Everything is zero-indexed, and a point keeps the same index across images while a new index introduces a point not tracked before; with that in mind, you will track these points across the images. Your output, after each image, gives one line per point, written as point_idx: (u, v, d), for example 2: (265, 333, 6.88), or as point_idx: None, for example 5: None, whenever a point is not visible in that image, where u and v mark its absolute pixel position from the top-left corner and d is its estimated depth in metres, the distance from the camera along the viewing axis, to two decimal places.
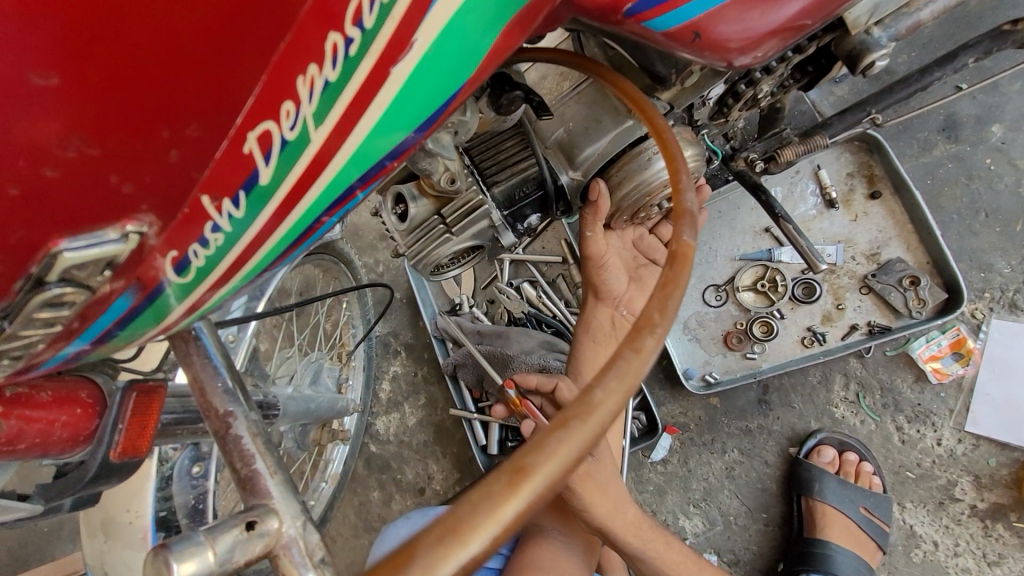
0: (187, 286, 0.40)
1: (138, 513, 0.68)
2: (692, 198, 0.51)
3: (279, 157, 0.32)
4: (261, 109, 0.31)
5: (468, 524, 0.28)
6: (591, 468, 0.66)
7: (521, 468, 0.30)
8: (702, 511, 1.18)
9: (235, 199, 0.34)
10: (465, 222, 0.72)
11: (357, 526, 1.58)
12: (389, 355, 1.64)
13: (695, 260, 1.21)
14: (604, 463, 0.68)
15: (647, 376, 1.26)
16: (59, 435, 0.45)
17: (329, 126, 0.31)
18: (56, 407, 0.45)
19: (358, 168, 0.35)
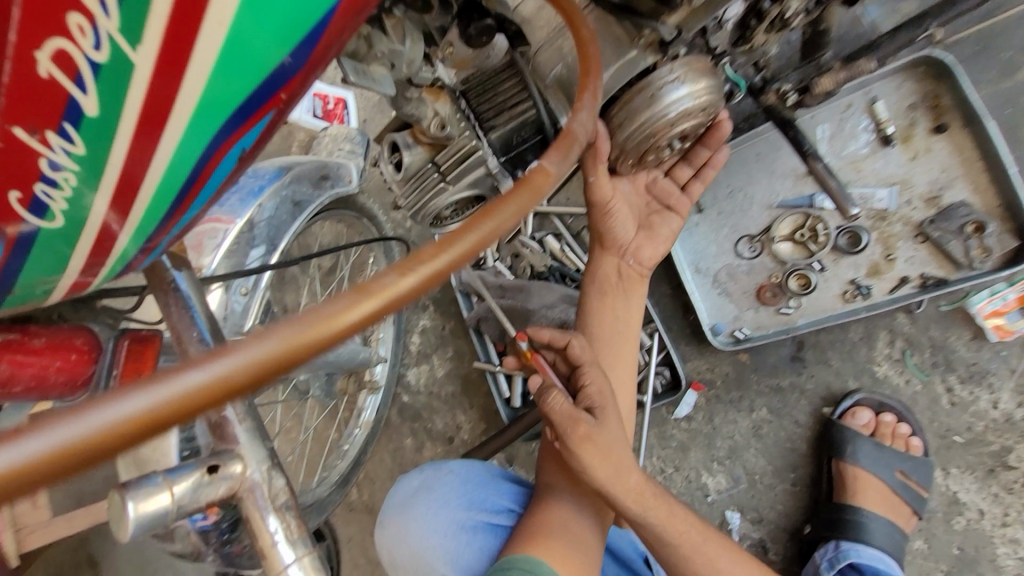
0: (62, 240, 0.36)
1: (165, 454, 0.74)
2: (587, 119, 0.47)
3: (98, 79, 0.27)
4: (47, 21, 0.25)
5: (324, 314, 0.30)
6: (592, 431, 0.67)
7: (372, 285, 0.32)
8: (726, 469, 1.16)
9: (65, 133, 0.29)
10: (461, 170, 0.69)
11: (392, 469, 1.68)
12: (419, 309, 1.66)
13: (728, 209, 1.12)
14: (607, 427, 0.69)
15: (673, 332, 1.21)
16: (55, 379, 0.47)
17: (153, 39, 0.26)
18: (51, 353, 0.46)
19: (220, 94, 0.30)
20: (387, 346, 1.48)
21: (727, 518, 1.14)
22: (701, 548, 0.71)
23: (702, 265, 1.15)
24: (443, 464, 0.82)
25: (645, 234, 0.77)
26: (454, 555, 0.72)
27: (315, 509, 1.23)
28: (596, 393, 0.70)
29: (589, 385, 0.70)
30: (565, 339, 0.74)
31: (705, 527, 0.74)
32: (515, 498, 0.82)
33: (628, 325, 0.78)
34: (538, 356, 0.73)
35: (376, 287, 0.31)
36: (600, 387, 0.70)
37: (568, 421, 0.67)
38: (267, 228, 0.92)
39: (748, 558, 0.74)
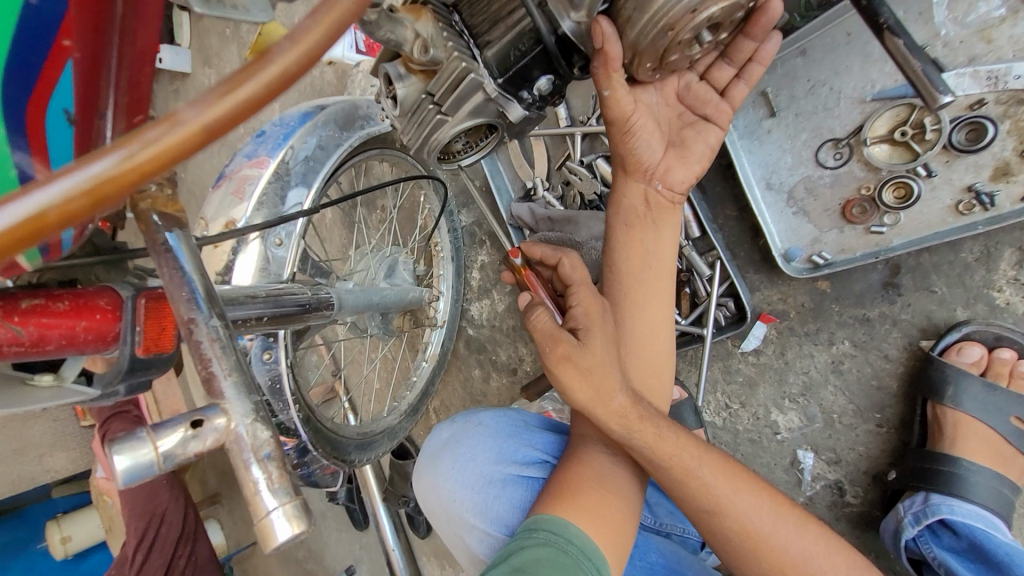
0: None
1: None
2: None
3: None
4: None
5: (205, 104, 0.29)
6: (572, 354, 0.65)
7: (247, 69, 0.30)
8: (799, 407, 1.06)
9: None
10: (456, 99, 0.63)
11: (464, 397, 1.79)
12: (476, 245, 1.66)
13: (808, 109, 0.93)
14: (592, 350, 0.65)
15: (739, 259, 1.09)
16: (84, 337, 0.51)
17: None
18: (75, 314, 0.51)
19: None
20: (447, 283, 1.52)
21: (799, 457, 1.07)
22: (694, 472, 0.69)
23: (775, 181, 0.98)
24: (475, 419, 0.87)
25: (677, 153, 0.67)
26: (484, 506, 0.78)
27: (387, 436, 1.34)
28: (582, 315, 0.68)
29: (575, 306, 0.68)
30: (557, 256, 0.74)
31: (708, 450, 0.72)
32: (547, 447, 0.85)
33: (658, 257, 0.70)
34: (530, 271, 0.73)
35: (283, 45, 0.30)
36: (587, 310, 0.67)
37: (548, 339, 0.66)
38: (302, 174, 0.94)
39: (754, 483, 0.70)
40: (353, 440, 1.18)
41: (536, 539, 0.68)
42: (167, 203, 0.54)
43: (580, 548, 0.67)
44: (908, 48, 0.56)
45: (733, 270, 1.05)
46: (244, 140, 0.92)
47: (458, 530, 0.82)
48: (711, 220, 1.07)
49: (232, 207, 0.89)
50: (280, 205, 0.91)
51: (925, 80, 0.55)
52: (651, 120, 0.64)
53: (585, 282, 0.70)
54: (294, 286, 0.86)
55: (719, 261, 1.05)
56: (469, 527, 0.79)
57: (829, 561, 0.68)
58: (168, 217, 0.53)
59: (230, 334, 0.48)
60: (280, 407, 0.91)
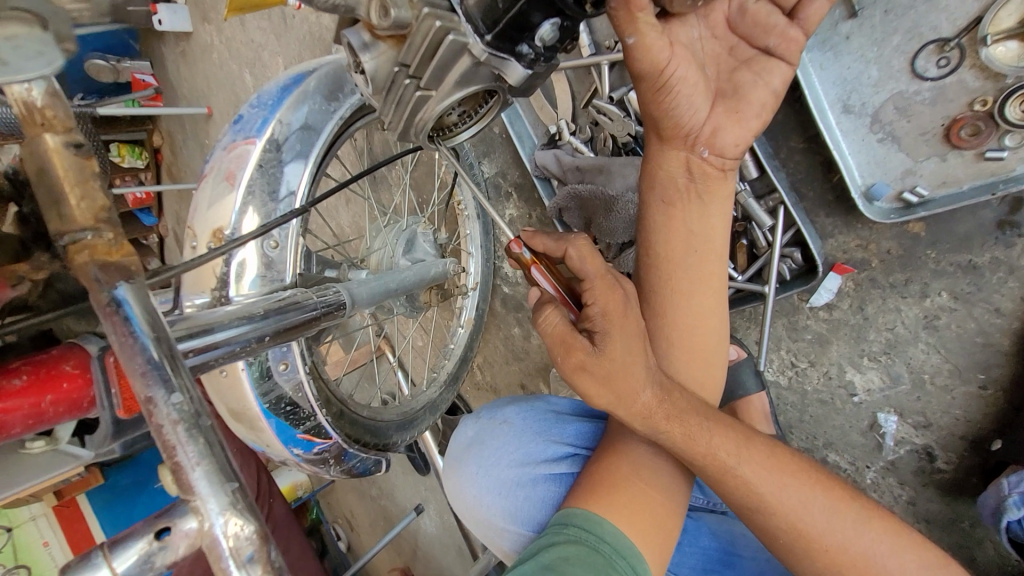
0: None
1: (247, 405, 0.80)
2: None
3: None
4: None
5: None
6: (588, 362, 0.54)
7: None
8: (881, 365, 0.94)
9: None
10: (436, 68, 0.49)
11: (507, 353, 1.77)
12: (502, 198, 1.52)
13: (902, 3, 0.72)
14: (610, 357, 0.54)
15: (808, 202, 0.91)
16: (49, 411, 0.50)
17: None
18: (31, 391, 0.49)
19: None
20: (475, 243, 1.44)
21: (880, 421, 0.97)
22: (733, 470, 0.57)
23: (853, 102, 0.79)
24: (496, 414, 0.76)
25: (728, 107, 0.53)
26: (508, 510, 0.69)
27: (428, 410, 1.31)
28: (599, 314, 0.55)
29: (591, 304, 0.56)
30: (562, 248, 0.61)
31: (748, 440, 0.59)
32: (580, 438, 0.74)
33: (707, 236, 0.58)
34: (536, 264, 0.60)
35: None
36: (605, 305, 0.55)
37: (560, 347, 0.55)
38: (293, 157, 0.84)
39: (801, 470, 0.58)
40: (393, 422, 1.16)
41: (566, 536, 0.61)
42: (107, 249, 0.45)
43: (614, 547, 0.59)
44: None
45: (802, 217, 0.89)
46: (222, 128, 0.82)
47: (490, 534, 0.74)
48: (773, 158, 0.90)
49: (220, 204, 0.80)
50: (274, 199, 0.82)
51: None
52: (692, 64, 0.50)
53: (600, 272, 0.57)
54: (296, 291, 0.78)
55: (783, 206, 0.89)
56: (500, 533, 0.71)
57: (896, 561, 0.55)
58: (109, 268, 0.44)
59: (196, 414, 0.41)
60: (310, 411, 0.87)
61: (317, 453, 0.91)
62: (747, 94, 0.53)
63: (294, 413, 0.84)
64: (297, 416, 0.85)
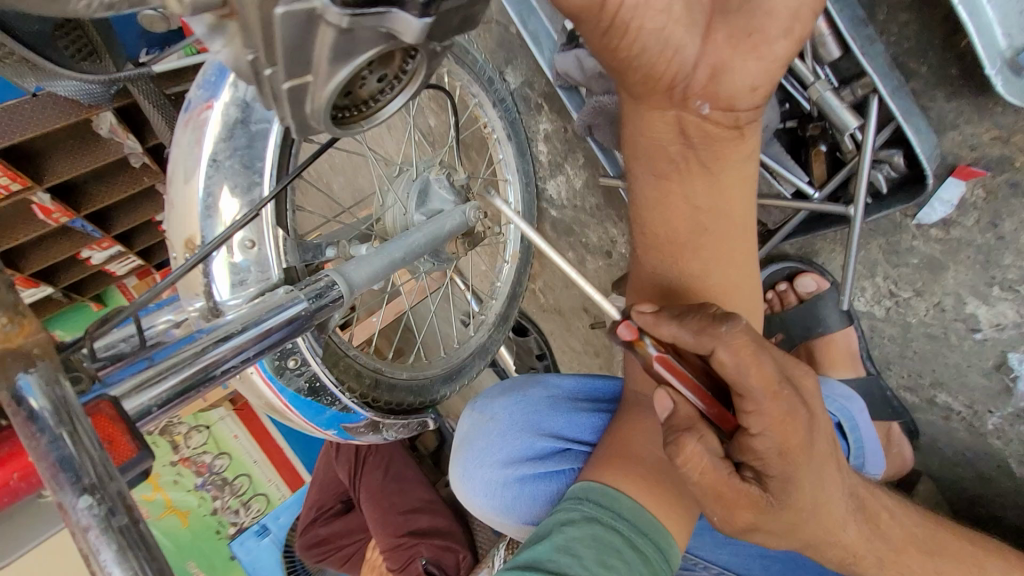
0: None
1: (267, 398, 0.84)
2: None
3: None
4: None
5: None
6: (762, 516, 0.47)
7: None
8: (1020, 296, 0.71)
9: None
10: (293, 50, 0.35)
11: (565, 278, 1.67)
12: (533, 111, 1.33)
13: None
14: (790, 499, 0.47)
15: (918, 85, 0.65)
16: (21, 486, 0.42)
17: None
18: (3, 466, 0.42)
19: None
20: (511, 169, 1.31)
21: (1011, 361, 0.76)
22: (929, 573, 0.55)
23: None
24: (487, 410, 0.73)
25: (729, 31, 0.44)
26: (500, 505, 0.69)
27: (479, 355, 1.29)
28: (774, 453, 0.45)
29: (757, 433, 0.45)
30: (708, 345, 0.45)
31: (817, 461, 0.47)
32: (574, 430, 0.69)
33: (717, 207, 0.52)
34: (662, 359, 0.47)
35: None
36: (782, 442, 0.45)
37: (716, 494, 0.47)
38: (262, 120, 0.73)
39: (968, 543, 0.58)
40: (438, 376, 1.15)
41: (581, 513, 0.55)
42: (5, 336, 0.43)
43: (632, 523, 0.54)
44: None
45: (904, 109, 0.63)
46: (182, 101, 0.73)
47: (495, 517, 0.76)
48: (866, 25, 0.62)
49: (187, 182, 0.73)
50: (251, 169, 0.73)
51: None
52: None
53: (771, 391, 0.44)
54: (286, 289, 0.75)
55: (876, 96, 0.63)
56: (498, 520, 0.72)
57: None
58: (8, 358, 0.42)
59: (110, 513, 0.38)
60: (333, 396, 0.88)
61: (352, 427, 0.95)
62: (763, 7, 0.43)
63: (319, 399, 0.87)
64: (322, 398, 0.87)
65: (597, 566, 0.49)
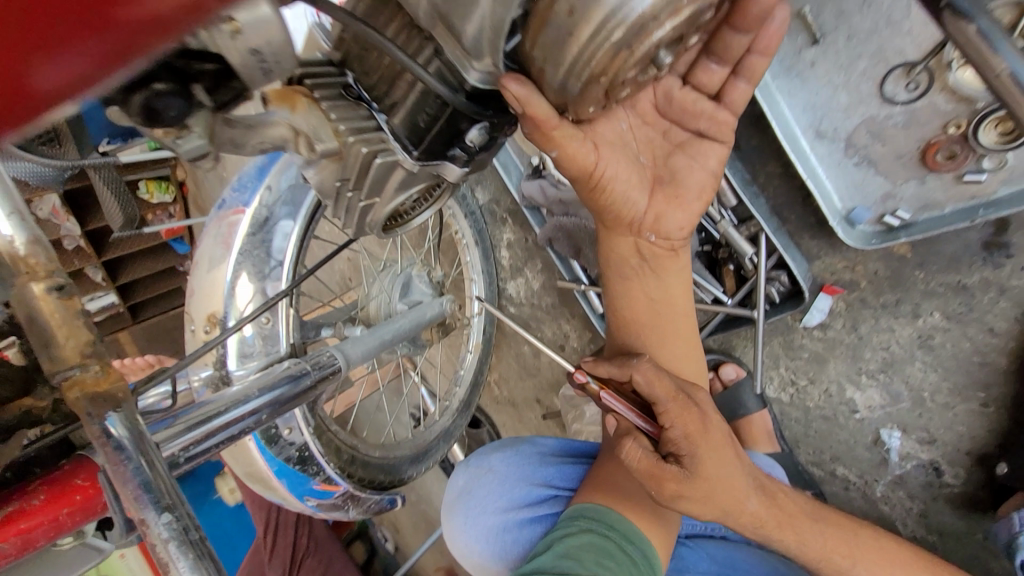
0: None
1: (257, 467, 0.88)
2: None
3: None
4: None
5: None
6: (683, 489, 0.51)
7: None
8: (881, 384, 0.92)
9: None
10: (375, 182, 0.52)
11: (520, 370, 1.77)
12: (499, 223, 1.55)
13: (864, 29, 0.68)
14: (703, 476, 0.51)
15: (790, 224, 0.90)
16: (71, 520, 0.53)
17: None
18: (53, 505, 0.52)
19: None
20: (477, 269, 1.46)
21: (883, 437, 0.95)
22: None
23: (827, 129, 0.76)
24: (482, 463, 0.78)
25: (668, 192, 0.50)
26: (499, 557, 0.70)
27: (442, 439, 1.35)
28: (681, 438, 0.51)
29: (669, 428, 0.52)
30: (628, 373, 0.55)
31: None
32: (563, 479, 0.74)
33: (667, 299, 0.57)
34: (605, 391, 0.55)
35: None
36: (686, 428, 0.52)
37: (650, 481, 0.51)
38: (284, 216, 0.87)
39: None
40: (407, 456, 1.22)
41: (578, 527, 0.62)
42: (96, 380, 0.50)
43: (622, 532, 0.61)
44: (985, 35, 0.34)
45: (781, 243, 0.87)
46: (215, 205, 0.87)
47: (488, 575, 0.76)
48: (751, 184, 0.87)
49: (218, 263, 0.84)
50: (267, 260, 0.85)
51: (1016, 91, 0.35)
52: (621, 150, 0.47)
53: (673, 393, 0.53)
54: (292, 362, 0.85)
55: (763, 232, 0.87)
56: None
57: None
58: (98, 399, 0.49)
59: (184, 529, 0.46)
60: (320, 466, 0.94)
61: (329, 501, 0.98)
62: (686, 178, 0.49)
63: (306, 470, 0.92)
64: (308, 468, 0.92)
65: (596, 566, 0.56)
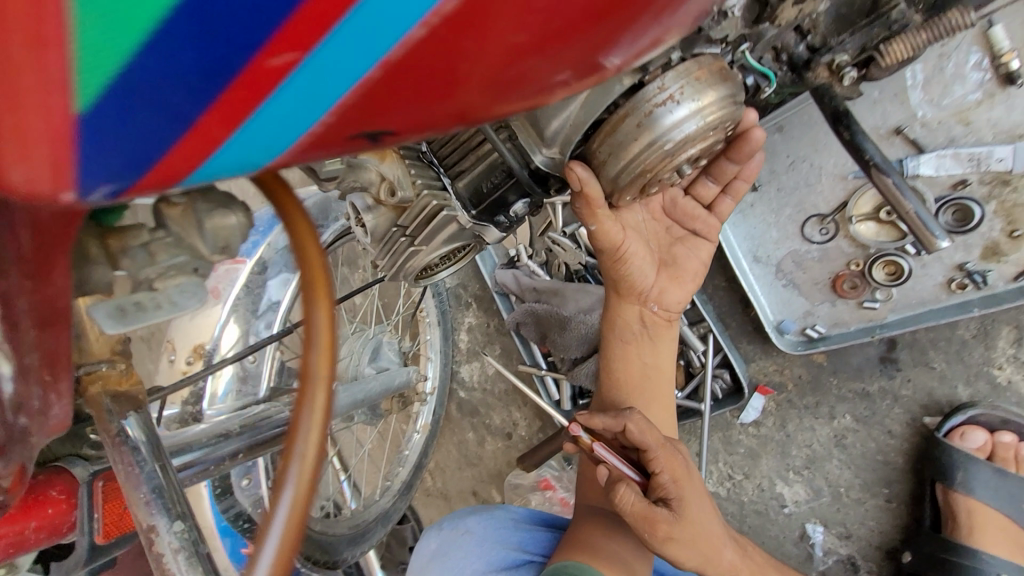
0: None
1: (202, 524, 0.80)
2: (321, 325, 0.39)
3: None
4: None
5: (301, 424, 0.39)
6: (673, 530, 0.57)
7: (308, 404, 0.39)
8: (805, 479, 1.04)
9: None
10: (429, 231, 0.60)
11: (460, 460, 1.68)
12: (462, 307, 1.63)
13: (790, 185, 0.90)
14: (688, 518, 0.59)
15: (732, 329, 1.07)
16: (35, 537, 0.49)
17: None
18: (24, 516, 0.48)
19: None
20: (434, 348, 1.42)
21: (808, 531, 1.04)
22: None
23: (761, 254, 0.96)
24: (456, 524, 0.77)
25: (670, 273, 0.63)
26: None
27: (380, 523, 1.27)
28: (670, 481, 0.59)
29: (659, 472, 0.60)
30: (623, 423, 0.62)
31: None
32: (538, 546, 0.75)
33: (657, 365, 0.67)
34: (599, 443, 0.61)
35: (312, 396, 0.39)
36: (673, 472, 0.60)
37: (643, 523, 0.57)
38: (278, 272, 0.89)
39: None
40: (345, 536, 1.15)
41: None
42: (118, 378, 0.49)
43: None
44: (898, 187, 0.52)
45: (726, 343, 1.02)
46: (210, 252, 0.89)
47: None
48: (702, 293, 1.04)
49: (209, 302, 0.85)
50: (257, 305, 0.86)
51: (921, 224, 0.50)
52: (641, 238, 0.61)
53: (661, 441, 0.61)
54: (267, 406, 0.82)
55: (711, 333, 1.02)
56: None
57: None
58: (116, 398, 0.48)
59: (195, 541, 0.45)
60: (267, 527, 0.87)
61: None
62: (685, 263, 0.63)
63: (251, 531, 0.85)
64: (256, 528, 0.85)
65: None
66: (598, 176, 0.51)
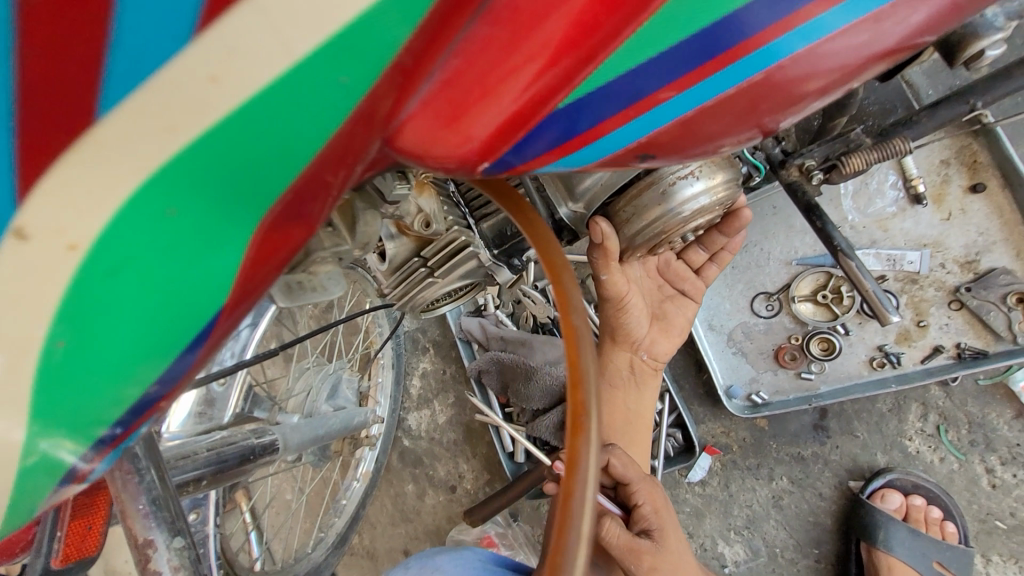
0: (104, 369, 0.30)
1: None
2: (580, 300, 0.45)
3: None
4: None
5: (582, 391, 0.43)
6: (656, 562, 0.60)
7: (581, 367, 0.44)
8: (744, 538, 1.10)
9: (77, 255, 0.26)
10: (450, 265, 0.63)
11: (394, 515, 1.58)
12: (418, 352, 1.61)
13: (743, 264, 1.03)
14: (669, 549, 0.62)
15: (686, 391, 1.15)
16: None
17: None
18: None
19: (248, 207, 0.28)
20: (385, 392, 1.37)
21: None
22: None
23: (716, 322, 1.07)
24: (426, 563, 0.75)
25: (660, 325, 0.71)
26: None
27: None
28: (651, 513, 0.64)
29: (641, 504, 0.64)
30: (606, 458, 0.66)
31: None
32: None
33: (640, 410, 0.73)
34: None
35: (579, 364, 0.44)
36: (653, 504, 0.64)
37: (629, 555, 0.59)
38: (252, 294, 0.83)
39: None
40: None
41: None
42: None
43: None
44: (859, 270, 0.63)
45: (681, 403, 1.09)
46: None
47: None
48: None
49: None
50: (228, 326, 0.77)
51: (877, 302, 0.60)
52: (639, 292, 0.68)
53: (642, 475, 0.66)
54: (228, 432, 0.77)
55: (668, 393, 1.09)
56: None
57: None
58: None
59: (194, 558, 0.43)
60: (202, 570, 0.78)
61: None
62: (673, 318, 0.71)
63: None
64: None
65: None
66: (619, 232, 0.58)
